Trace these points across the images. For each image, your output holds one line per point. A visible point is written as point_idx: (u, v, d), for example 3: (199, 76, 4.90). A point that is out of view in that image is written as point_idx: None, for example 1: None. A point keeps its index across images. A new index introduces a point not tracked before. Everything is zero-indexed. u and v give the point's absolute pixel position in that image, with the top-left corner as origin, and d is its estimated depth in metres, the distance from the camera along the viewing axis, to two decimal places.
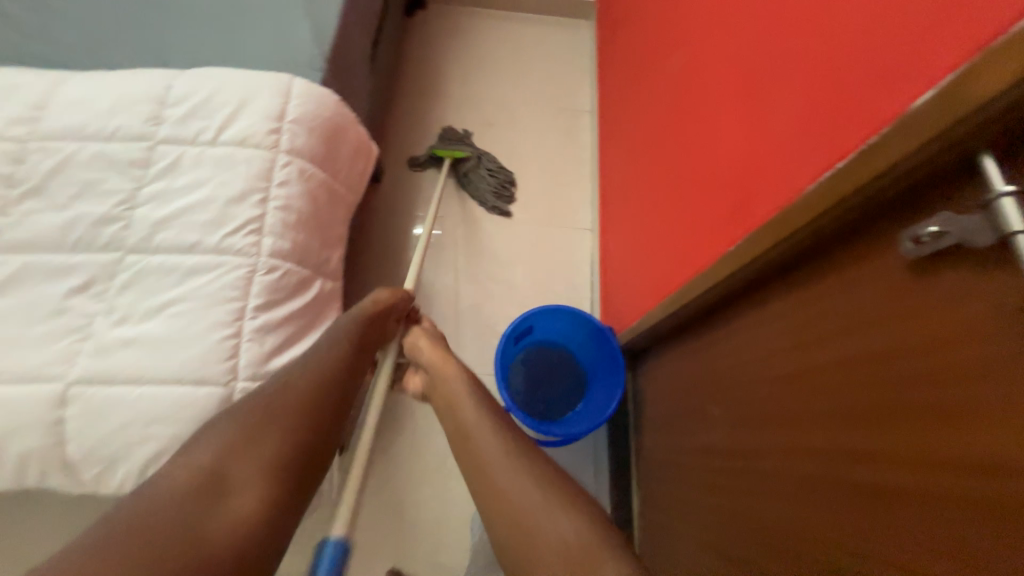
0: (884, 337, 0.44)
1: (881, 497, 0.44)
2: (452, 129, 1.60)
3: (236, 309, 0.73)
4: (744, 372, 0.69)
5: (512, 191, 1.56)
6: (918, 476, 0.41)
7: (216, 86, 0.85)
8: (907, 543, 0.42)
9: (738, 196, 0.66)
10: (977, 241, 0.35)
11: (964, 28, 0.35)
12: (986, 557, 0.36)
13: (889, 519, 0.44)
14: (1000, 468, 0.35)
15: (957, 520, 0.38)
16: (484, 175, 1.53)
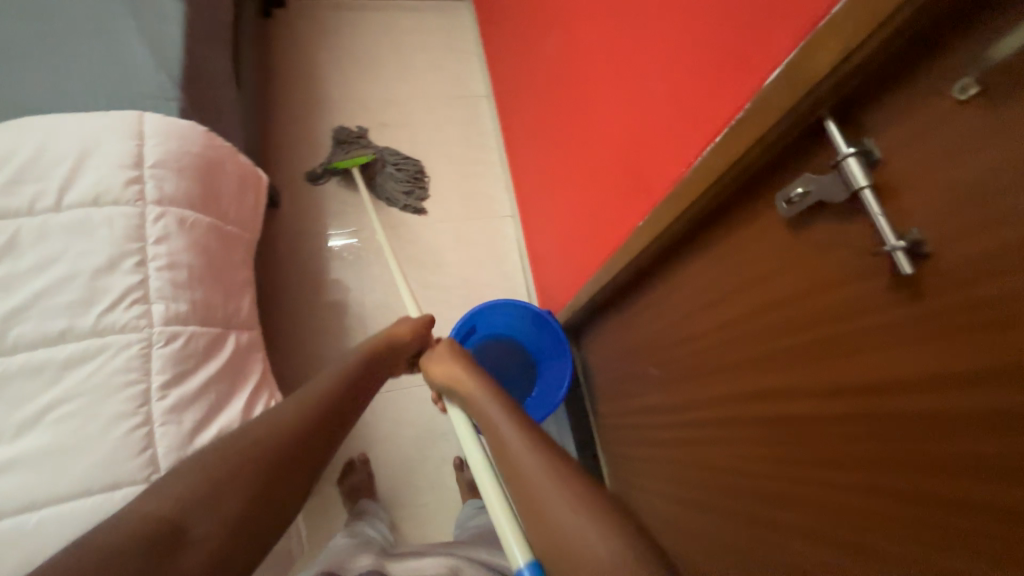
0: (781, 287, 0.49)
1: (792, 427, 0.50)
2: (344, 128, 1.49)
3: (139, 393, 0.64)
4: (670, 333, 0.73)
5: (425, 181, 1.52)
6: (817, 403, 0.46)
7: (44, 141, 0.71)
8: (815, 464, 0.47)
9: (641, 170, 0.69)
10: (832, 198, 0.40)
11: (796, 10, 0.39)
12: (874, 464, 0.41)
13: (801, 446, 0.49)
14: (879, 387, 0.40)
15: (851, 438, 0.43)
16: (392, 172, 1.47)
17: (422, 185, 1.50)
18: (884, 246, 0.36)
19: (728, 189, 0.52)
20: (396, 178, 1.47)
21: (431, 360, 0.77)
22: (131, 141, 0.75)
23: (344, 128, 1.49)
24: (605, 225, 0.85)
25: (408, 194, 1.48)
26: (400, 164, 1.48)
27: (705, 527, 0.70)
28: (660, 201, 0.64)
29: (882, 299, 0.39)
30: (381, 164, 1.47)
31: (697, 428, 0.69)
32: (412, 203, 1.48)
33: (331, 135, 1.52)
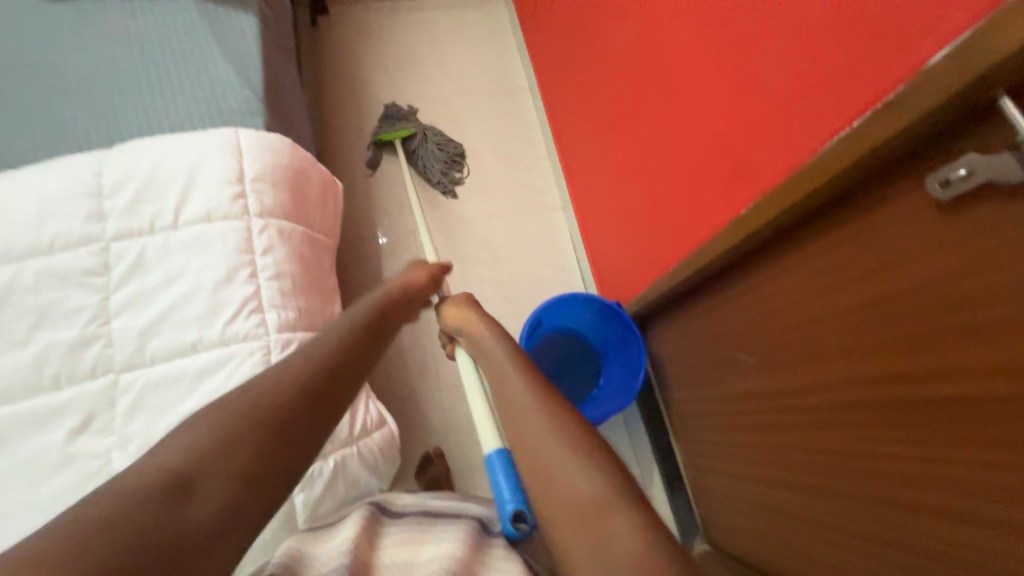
0: (917, 272, 0.49)
1: (925, 412, 0.50)
2: (396, 105, 1.53)
3: None
4: (771, 321, 0.73)
5: (463, 162, 1.52)
6: (960, 388, 0.46)
7: (155, 162, 0.75)
8: (956, 446, 0.48)
9: (749, 157, 0.68)
10: (1006, 179, 0.38)
11: None
12: None
13: (937, 429, 0.49)
14: None
15: (1006, 421, 0.43)
16: (432, 149, 1.48)
17: (460, 167, 1.51)
18: None
19: (862, 173, 0.51)
20: (433, 153, 1.48)
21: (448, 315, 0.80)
22: (231, 156, 0.78)
23: (395, 106, 1.54)
24: (695, 214, 0.84)
25: (443, 172, 1.48)
26: (440, 142, 1.50)
27: (811, 511, 0.71)
28: (775, 188, 0.63)
29: None
30: (423, 139, 1.49)
31: (799, 415, 0.70)
32: (444, 181, 1.48)
33: (381, 111, 1.57)
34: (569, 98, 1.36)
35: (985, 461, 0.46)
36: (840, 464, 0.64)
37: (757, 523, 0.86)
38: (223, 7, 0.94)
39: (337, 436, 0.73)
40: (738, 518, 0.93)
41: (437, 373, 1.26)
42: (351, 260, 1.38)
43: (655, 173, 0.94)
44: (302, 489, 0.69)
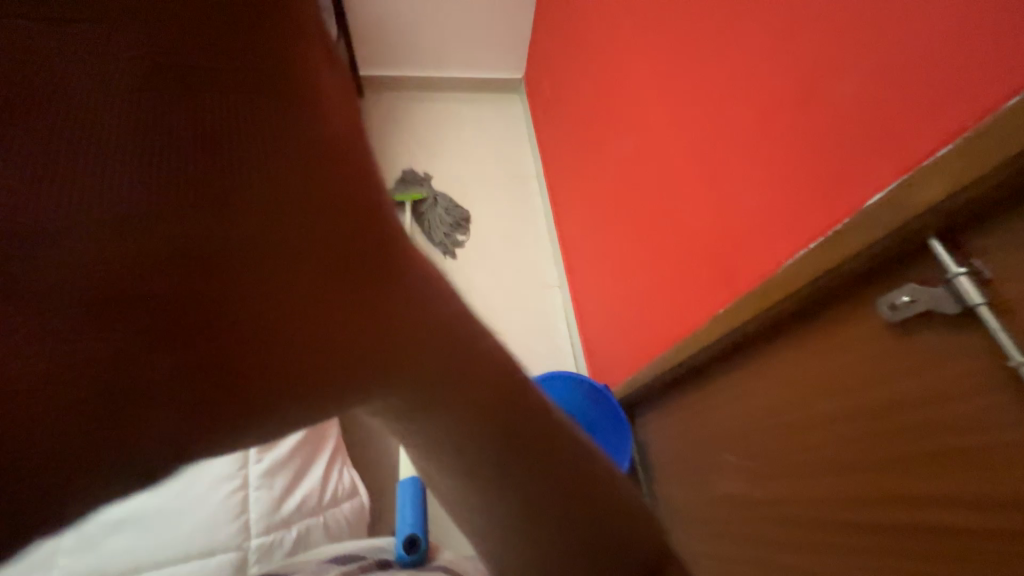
0: (880, 389, 0.51)
1: (906, 535, 0.49)
2: (412, 171, 1.70)
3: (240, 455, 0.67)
4: (752, 420, 0.74)
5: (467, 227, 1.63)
6: (942, 513, 0.45)
7: None
8: (930, 572, 0.47)
9: (726, 261, 0.74)
10: (945, 309, 0.42)
11: (897, 152, 0.46)
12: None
13: (910, 553, 0.48)
14: (996, 501, 0.41)
15: (973, 551, 0.43)
16: (441, 212, 1.61)
17: (464, 231, 1.62)
18: (1009, 361, 0.38)
19: (825, 290, 0.56)
20: (438, 216, 1.61)
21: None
22: None
23: (412, 171, 1.70)
24: (679, 307, 0.89)
25: (446, 235, 1.58)
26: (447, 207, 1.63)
27: None
28: (750, 291, 0.67)
29: (1007, 413, 0.40)
30: (432, 204, 1.62)
31: (784, 522, 0.67)
32: (445, 243, 1.57)
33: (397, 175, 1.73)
34: (571, 189, 1.48)
35: None
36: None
37: None
38: None
39: (305, 502, 0.71)
40: None
41: None
42: None
43: (644, 264, 1.01)
44: (256, 563, 0.63)
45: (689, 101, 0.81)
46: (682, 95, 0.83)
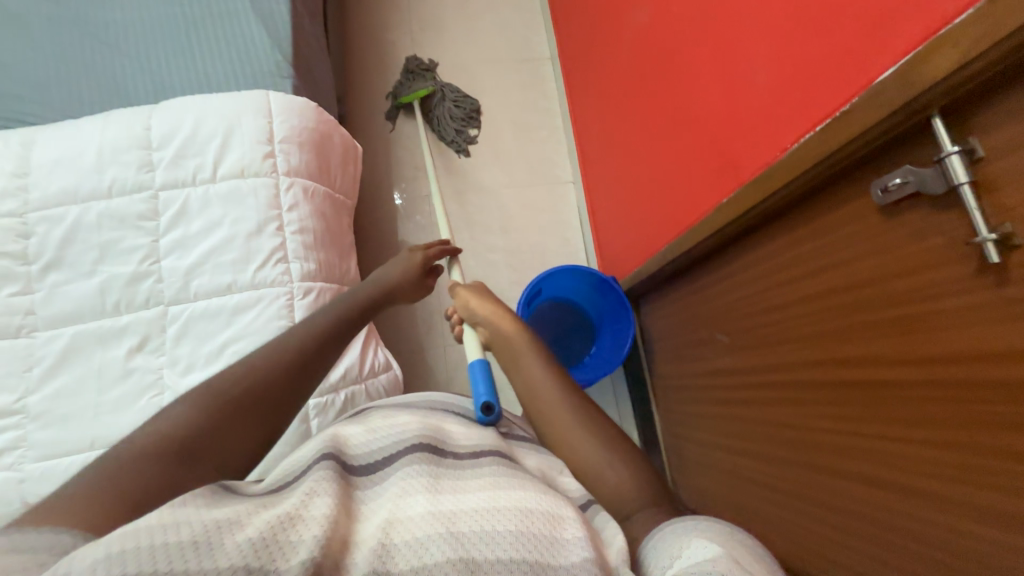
0: (863, 269, 0.54)
1: (865, 391, 0.56)
2: (417, 59, 1.56)
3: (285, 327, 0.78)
4: (746, 302, 0.79)
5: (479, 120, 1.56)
6: (894, 371, 0.51)
7: (196, 118, 0.83)
8: (877, 419, 0.54)
9: (732, 149, 0.74)
10: (932, 189, 0.44)
11: (914, 23, 0.44)
12: (938, 421, 0.47)
13: (864, 404, 0.56)
14: (945, 358, 0.46)
15: (918, 401, 0.49)
16: (449, 107, 1.53)
17: (475, 126, 1.56)
18: (977, 238, 0.40)
19: (827, 173, 0.56)
20: (448, 111, 1.53)
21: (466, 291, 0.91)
22: (264, 118, 0.86)
23: (416, 58, 1.57)
24: (685, 199, 0.91)
25: (458, 132, 1.53)
26: (456, 99, 1.54)
27: (762, 475, 0.78)
28: (755, 179, 0.68)
29: (975, 282, 0.43)
30: (440, 98, 1.53)
31: (766, 388, 0.76)
32: (458, 141, 1.53)
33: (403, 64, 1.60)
34: (586, 73, 1.37)
35: (896, 430, 0.52)
36: (794, 435, 0.69)
37: (718, 486, 0.94)
38: None
39: (349, 374, 0.85)
40: (701, 479, 1.02)
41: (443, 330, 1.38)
42: (369, 220, 1.47)
43: (655, 155, 1.00)
44: (316, 416, 0.79)
45: None
46: None
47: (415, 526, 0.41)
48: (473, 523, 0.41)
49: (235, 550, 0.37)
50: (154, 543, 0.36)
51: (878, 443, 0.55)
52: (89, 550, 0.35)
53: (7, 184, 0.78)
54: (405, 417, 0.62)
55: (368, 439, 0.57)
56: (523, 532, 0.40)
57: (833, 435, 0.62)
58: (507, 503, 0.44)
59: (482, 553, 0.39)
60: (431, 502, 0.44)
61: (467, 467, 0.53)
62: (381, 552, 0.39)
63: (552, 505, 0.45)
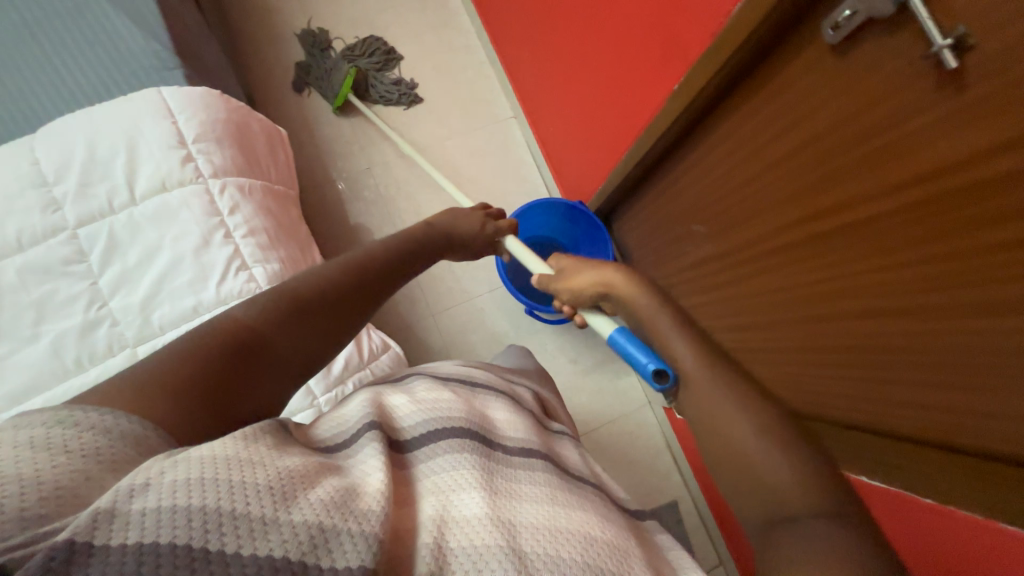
0: (827, 115, 0.55)
1: (846, 236, 0.59)
2: (308, 35, 1.44)
3: None
4: (715, 186, 0.80)
5: (395, 56, 1.47)
6: (871, 207, 0.54)
7: (89, 137, 0.73)
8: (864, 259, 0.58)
9: (672, 31, 0.71)
10: (880, 12, 0.44)
11: None
12: (917, 241, 0.51)
13: (849, 248, 0.59)
14: (916, 179, 0.48)
15: (898, 229, 0.52)
16: (367, 62, 1.43)
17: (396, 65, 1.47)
18: (932, 48, 0.40)
19: (776, 24, 0.55)
20: (369, 63, 1.43)
21: (571, 272, 0.76)
22: (166, 119, 0.76)
23: (307, 35, 1.44)
24: (634, 100, 0.89)
25: (395, 83, 1.44)
26: (361, 49, 1.44)
27: (758, 342, 0.84)
28: (704, 56, 0.66)
29: (935, 94, 0.44)
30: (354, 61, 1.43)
31: (752, 264, 0.79)
32: (404, 92, 1.45)
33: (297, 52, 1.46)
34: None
35: (879, 263, 0.56)
36: (787, 297, 0.73)
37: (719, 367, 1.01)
38: None
39: (351, 362, 0.83)
40: None
41: (427, 301, 1.36)
42: (317, 211, 1.39)
43: (592, 62, 0.96)
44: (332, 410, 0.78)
45: None
46: None
47: (473, 530, 0.42)
48: (534, 540, 0.44)
49: (309, 507, 0.36)
50: (231, 479, 0.35)
51: (866, 278, 0.58)
52: (170, 472, 0.34)
53: None
54: (444, 392, 0.63)
55: (416, 411, 0.58)
56: (585, 561, 0.45)
57: (824, 285, 0.65)
58: (563, 525, 0.47)
59: (545, 573, 0.42)
60: (489, 504, 0.46)
61: (518, 467, 0.56)
62: (438, 554, 0.40)
63: (611, 538, 0.50)
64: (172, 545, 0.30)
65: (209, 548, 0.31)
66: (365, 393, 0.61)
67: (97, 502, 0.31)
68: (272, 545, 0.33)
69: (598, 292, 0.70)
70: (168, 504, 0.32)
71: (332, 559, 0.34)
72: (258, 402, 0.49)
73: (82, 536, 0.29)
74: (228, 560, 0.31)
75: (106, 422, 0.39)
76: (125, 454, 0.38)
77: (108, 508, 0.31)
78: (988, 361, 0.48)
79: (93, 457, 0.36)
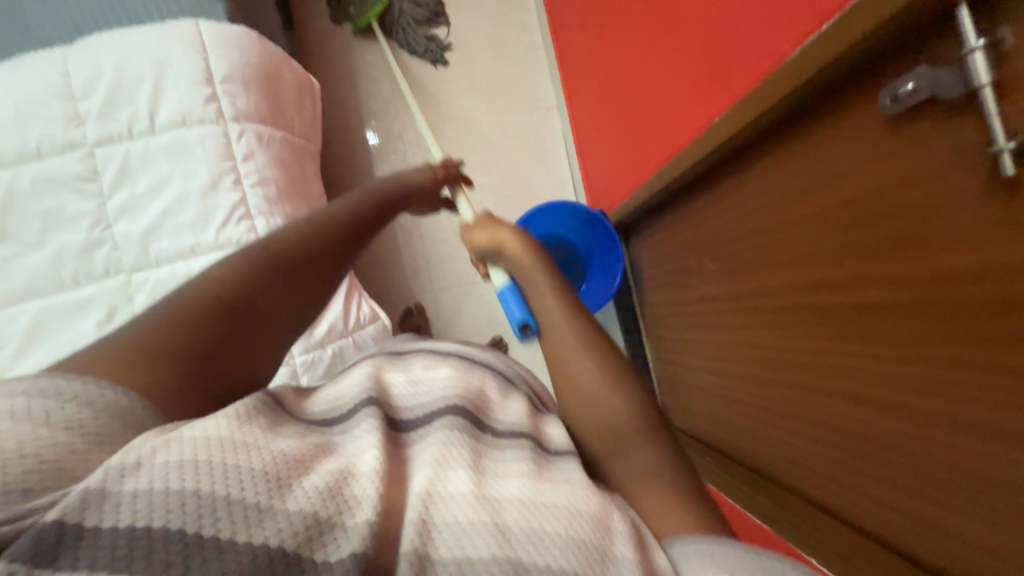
0: (863, 185, 0.50)
1: (859, 314, 0.54)
2: None
3: None
4: (738, 229, 0.76)
5: (444, 16, 1.42)
6: (891, 293, 0.49)
7: (119, 59, 0.73)
8: (873, 345, 0.53)
9: (725, 60, 0.67)
10: (948, 93, 0.39)
11: None
12: (934, 344, 0.46)
13: (863, 329, 0.54)
14: (945, 280, 0.44)
15: (918, 328, 0.47)
16: (411, 8, 1.39)
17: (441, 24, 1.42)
18: (991, 148, 0.36)
19: (833, 78, 0.50)
20: (415, 11, 1.39)
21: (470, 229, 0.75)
22: (197, 54, 0.76)
23: None
24: (675, 121, 0.84)
25: (429, 40, 1.41)
26: None
27: (749, 393, 0.81)
28: (752, 94, 0.61)
29: (981, 197, 0.39)
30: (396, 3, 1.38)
31: (758, 317, 0.75)
32: (433, 50, 1.41)
33: None
34: None
35: (888, 354, 0.52)
36: (786, 359, 0.70)
37: (708, 407, 0.97)
38: None
39: (334, 328, 0.84)
40: (691, 402, 1.06)
41: (431, 275, 1.35)
42: (341, 164, 1.38)
43: (642, 72, 0.91)
44: (305, 372, 0.79)
45: None
46: None
47: (458, 509, 0.38)
48: (519, 517, 0.38)
49: (302, 495, 0.36)
50: (224, 464, 0.35)
51: (872, 364, 0.54)
52: (163, 452, 0.35)
53: None
54: (441, 372, 0.60)
55: (414, 392, 0.55)
56: (574, 541, 0.37)
57: (829, 361, 0.61)
58: (555, 500, 0.40)
59: (529, 555, 0.35)
60: (474, 482, 0.41)
61: (506, 445, 0.50)
62: (423, 530, 0.36)
63: (600, 509, 0.41)
64: (165, 531, 0.31)
65: (200, 534, 0.32)
66: (363, 366, 0.59)
67: (88, 481, 0.32)
68: (267, 534, 0.33)
69: (496, 253, 0.70)
70: (160, 488, 0.33)
71: (325, 551, 0.34)
72: (238, 374, 0.49)
73: (71, 518, 0.31)
74: (221, 546, 0.32)
75: (89, 393, 0.39)
76: (109, 429, 0.38)
77: (99, 489, 0.32)
78: (993, 482, 0.44)
79: (77, 431, 0.37)
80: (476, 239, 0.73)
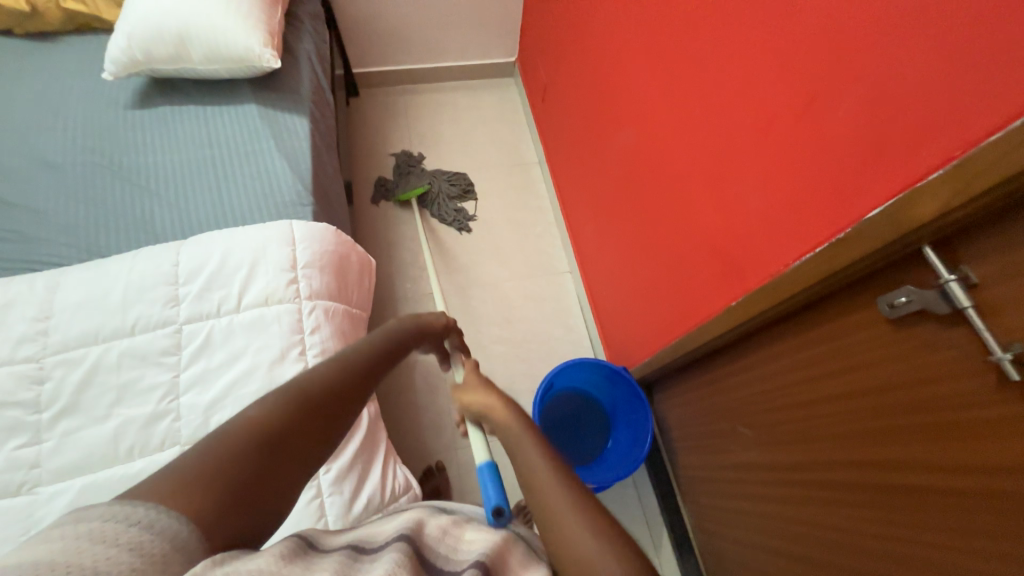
0: (885, 374, 0.57)
1: (910, 496, 0.55)
2: (410, 154, 1.76)
3: None
4: (766, 398, 0.80)
5: (472, 194, 1.72)
6: (941, 477, 0.52)
7: (224, 251, 0.88)
8: (933, 527, 0.53)
9: (732, 257, 0.81)
10: (937, 308, 0.48)
11: (886, 172, 0.52)
12: (1003, 536, 0.47)
13: (919, 511, 0.55)
14: (995, 471, 0.47)
15: (977, 514, 0.49)
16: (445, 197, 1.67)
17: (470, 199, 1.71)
18: (993, 356, 0.44)
19: (833, 285, 0.61)
20: (447, 189, 1.69)
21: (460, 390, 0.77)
22: (288, 246, 0.90)
23: (410, 155, 1.76)
24: (690, 298, 0.96)
25: (457, 212, 1.67)
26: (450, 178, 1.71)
27: None
28: (762, 286, 0.73)
29: (998, 397, 0.45)
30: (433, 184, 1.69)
31: (801, 489, 0.74)
32: (458, 220, 1.66)
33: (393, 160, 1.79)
34: (576, 179, 1.50)
35: (956, 543, 0.51)
36: (847, 540, 0.66)
37: None
38: (281, 113, 1.11)
39: (372, 500, 0.81)
40: None
41: (453, 431, 1.34)
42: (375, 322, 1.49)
43: (654, 255, 1.07)
44: None
45: (688, 106, 0.86)
46: (684, 96, 0.86)
47: None
48: None
49: None
50: None
51: (942, 555, 0.53)
52: None
53: (28, 328, 0.79)
54: (469, 530, 0.55)
55: (440, 544, 0.51)
56: None
57: (893, 545, 0.59)
58: None
59: None
60: None
61: None
62: None
63: None
64: None
65: None
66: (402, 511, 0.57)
67: None
68: None
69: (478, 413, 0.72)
70: None
71: None
72: None
73: None
74: None
75: (148, 515, 0.38)
76: (163, 550, 0.36)
77: None
78: None
79: (137, 553, 0.35)
80: (464, 400, 0.75)
